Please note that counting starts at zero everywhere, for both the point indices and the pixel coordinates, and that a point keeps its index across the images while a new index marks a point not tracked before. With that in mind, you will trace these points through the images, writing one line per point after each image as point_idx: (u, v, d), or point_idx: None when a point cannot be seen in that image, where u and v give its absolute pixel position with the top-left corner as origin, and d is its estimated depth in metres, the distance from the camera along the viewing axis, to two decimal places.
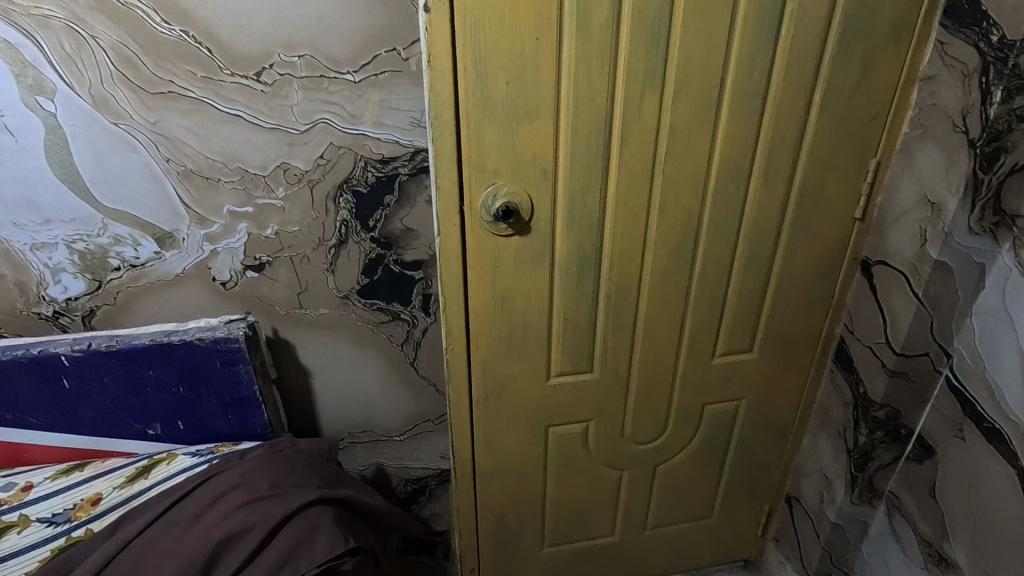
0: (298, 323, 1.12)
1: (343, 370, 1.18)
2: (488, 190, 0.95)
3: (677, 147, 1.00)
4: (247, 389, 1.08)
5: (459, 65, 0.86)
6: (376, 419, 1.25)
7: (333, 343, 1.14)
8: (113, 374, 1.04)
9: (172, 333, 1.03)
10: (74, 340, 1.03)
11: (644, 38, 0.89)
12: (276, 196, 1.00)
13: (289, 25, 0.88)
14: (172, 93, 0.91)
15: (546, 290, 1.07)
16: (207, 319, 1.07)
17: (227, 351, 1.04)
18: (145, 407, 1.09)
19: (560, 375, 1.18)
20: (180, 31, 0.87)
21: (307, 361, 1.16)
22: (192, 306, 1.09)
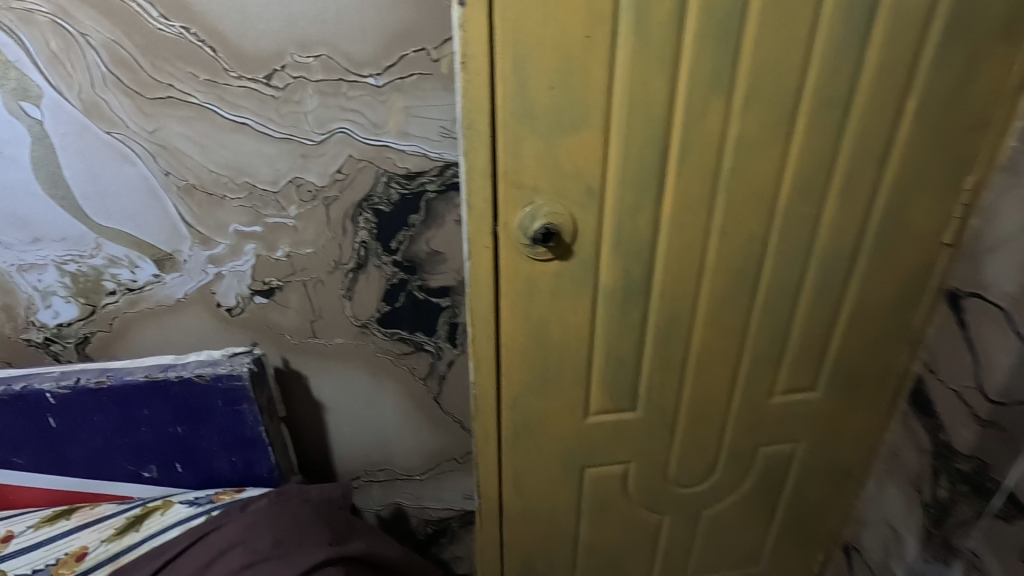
0: (312, 353, 1.02)
1: (361, 404, 1.08)
2: (525, 210, 0.84)
3: (743, 162, 0.87)
4: (252, 430, 0.99)
5: (496, 68, 0.74)
6: (395, 456, 1.15)
7: (349, 374, 1.04)
8: (103, 413, 0.96)
9: (169, 367, 0.94)
10: (61, 373, 0.95)
11: (712, 36, 0.77)
12: (288, 215, 0.90)
13: (304, 21, 0.78)
14: (172, 98, 0.82)
15: (587, 320, 0.95)
16: (210, 352, 0.98)
17: (229, 389, 0.95)
18: (141, 447, 1.01)
19: (599, 414, 1.06)
20: (180, 27, 0.78)
21: (321, 392, 1.06)
22: (194, 333, 1.00)
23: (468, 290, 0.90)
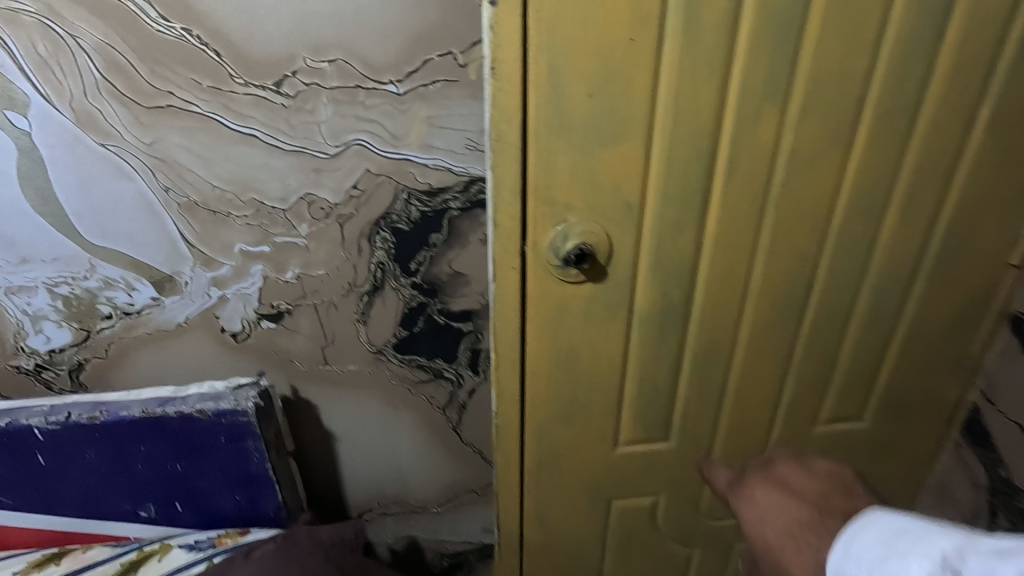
0: (323, 380, 0.96)
1: (374, 432, 1.01)
2: (557, 229, 0.77)
3: (796, 177, 0.79)
4: (258, 467, 0.93)
5: (529, 74, 0.67)
6: (410, 487, 1.08)
7: (363, 402, 0.98)
8: (96, 450, 0.90)
9: (168, 402, 0.89)
10: (51, 409, 0.89)
11: (769, 38, 0.69)
12: (299, 234, 0.84)
13: (318, 22, 0.71)
14: (172, 107, 0.76)
15: (619, 346, 0.88)
16: (213, 383, 0.91)
17: (233, 425, 0.89)
18: (138, 483, 0.94)
19: (629, 444, 0.99)
20: (180, 29, 0.71)
21: (332, 422, 1.00)
22: (197, 358, 0.94)
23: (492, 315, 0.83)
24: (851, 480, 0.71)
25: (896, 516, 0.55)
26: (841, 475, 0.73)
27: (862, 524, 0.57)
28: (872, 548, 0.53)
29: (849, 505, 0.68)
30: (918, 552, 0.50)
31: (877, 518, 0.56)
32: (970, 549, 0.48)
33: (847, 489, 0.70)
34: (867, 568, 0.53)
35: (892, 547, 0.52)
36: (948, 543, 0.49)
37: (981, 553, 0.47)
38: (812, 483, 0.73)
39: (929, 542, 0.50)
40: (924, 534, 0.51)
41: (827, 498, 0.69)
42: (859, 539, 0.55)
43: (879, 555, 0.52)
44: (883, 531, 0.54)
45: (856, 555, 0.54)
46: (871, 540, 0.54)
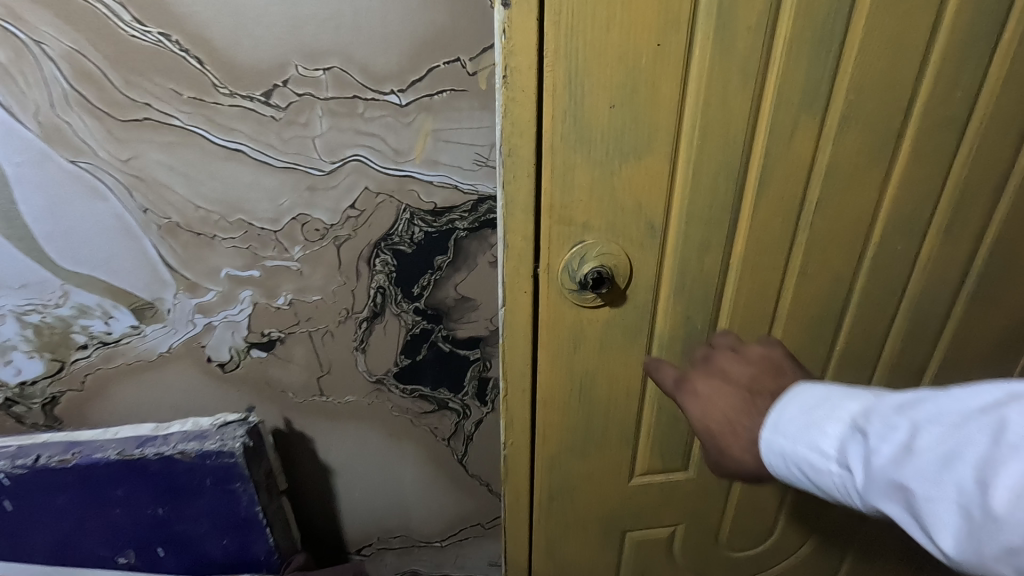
0: (319, 412, 0.89)
1: (374, 466, 0.95)
2: (573, 251, 0.70)
3: (834, 193, 0.73)
4: (246, 511, 0.87)
5: (545, 83, 0.61)
6: (412, 522, 1.02)
7: (362, 434, 0.92)
8: (68, 494, 0.84)
9: (146, 442, 0.83)
10: (18, 450, 0.83)
11: (809, 42, 0.62)
12: (291, 257, 0.77)
13: (311, 26, 0.64)
14: (150, 121, 0.68)
15: (638, 374, 0.82)
16: (198, 420, 0.86)
17: (218, 467, 0.82)
18: (116, 528, 0.88)
19: (645, 474, 0.93)
20: (157, 34, 0.64)
21: (329, 455, 0.93)
22: (180, 391, 0.87)
23: (502, 342, 0.76)
24: (781, 360, 0.68)
25: (825, 387, 0.58)
26: (776, 358, 0.68)
27: (788, 395, 0.60)
28: (796, 410, 0.57)
29: (776, 382, 0.65)
30: (835, 415, 0.54)
31: (805, 391, 0.59)
32: (881, 400, 0.52)
33: (771, 368, 0.67)
34: (792, 438, 0.56)
35: (816, 416, 0.56)
36: (859, 400, 0.54)
37: (893, 402, 0.50)
38: (753, 368, 0.68)
39: (843, 406, 0.55)
40: (844, 397, 0.55)
41: (762, 373, 0.67)
42: (780, 408, 0.59)
43: (805, 423, 0.56)
44: (814, 399, 0.57)
45: (781, 428, 0.58)
46: (797, 409, 0.57)
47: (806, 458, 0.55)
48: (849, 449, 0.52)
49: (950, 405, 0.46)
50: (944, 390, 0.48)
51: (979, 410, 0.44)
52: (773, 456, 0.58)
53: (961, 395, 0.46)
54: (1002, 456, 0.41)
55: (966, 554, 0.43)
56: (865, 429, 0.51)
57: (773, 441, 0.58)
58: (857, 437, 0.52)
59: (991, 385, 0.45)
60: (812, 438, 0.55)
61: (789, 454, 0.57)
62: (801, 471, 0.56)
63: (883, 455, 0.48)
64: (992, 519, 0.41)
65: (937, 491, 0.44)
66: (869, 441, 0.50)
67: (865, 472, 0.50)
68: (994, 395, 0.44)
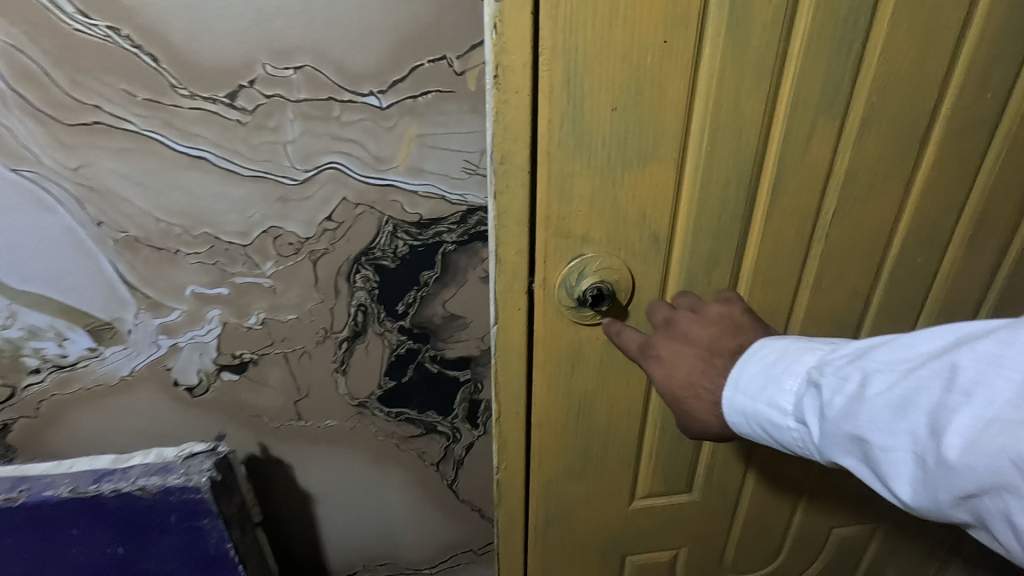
0: (298, 437, 0.84)
1: (359, 493, 0.90)
2: (570, 265, 0.65)
3: (852, 203, 0.67)
4: (216, 548, 0.80)
5: (540, 83, 0.55)
6: (401, 549, 0.97)
7: (345, 459, 0.86)
8: (19, 534, 0.76)
9: (104, 477, 0.75)
10: None
11: (830, 39, 0.57)
12: (263, 273, 0.71)
13: (281, 21, 0.59)
14: (101, 124, 0.62)
15: (639, 394, 0.76)
16: (162, 450, 0.79)
17: (184, 503, 0.76)
18: (71, 571, 0.81)
19: (647, 497, 0.87)
20: (105, 28, 0.58)
21: (309, 481, 0.88)
22: (146, 417, 0.80)
23: (494, 362, 0.71)
24: (740, 317, 0.62)
25: (779, 341, 0.57)
26: (736, 315, 0.62)
27: (748, 354, 0.58)
28: (754, 367, 0.57)
29: (736, 341, 0.60)
30: (792, 370, 0.55)
31: (762, 347, 0.58)
32: (832, 353, 0.53)
33: (731, 327, 0.61)
34: (754, 398, 0.56)
35: (774, 373, 0.55)
36: (812, 353, 0.55)
37: (845, 355, 0.52)
38: (715, 327, 0.62)
39: (798, 359, 0.55)
40: (799, 350, 0.56)
41: (723, 333, 0.61)
42: (739, 368, 0.58)
43: (764, 381, 0.56)
44: (769, 355, 0.57)
45: (743, 386, 0.57)
46: (752, 365, 0.57)
47: (766, 415, 0.55)
48: (806, 404, 0.53)
49: (899, 355, 0.48)
50: (890, 340, 0.50)
51: (925, 359, 0.47)
52: (732, 414, 0.58)
53: (908, 345, 0.49)
54: (952, 404, 0.44)
55: (919, 496, 0.47)
56: (820, 383, 0.52)
57: (733, 400, 0.58)
58: (814, 391, 0.53)
59: (932, 333, 0.48)
60: (770, 395, 0.55)
61: (749, 413, 0.57)
62: (760, 426, 0.56)
63: (842, 409, 0.50)
64: (944, 463, 0.44)
65: (894, 440, 0.47)
66: (827, 395, 0.51)
67: (824, 425, 0.51)
68: (936, 344, 0.47)
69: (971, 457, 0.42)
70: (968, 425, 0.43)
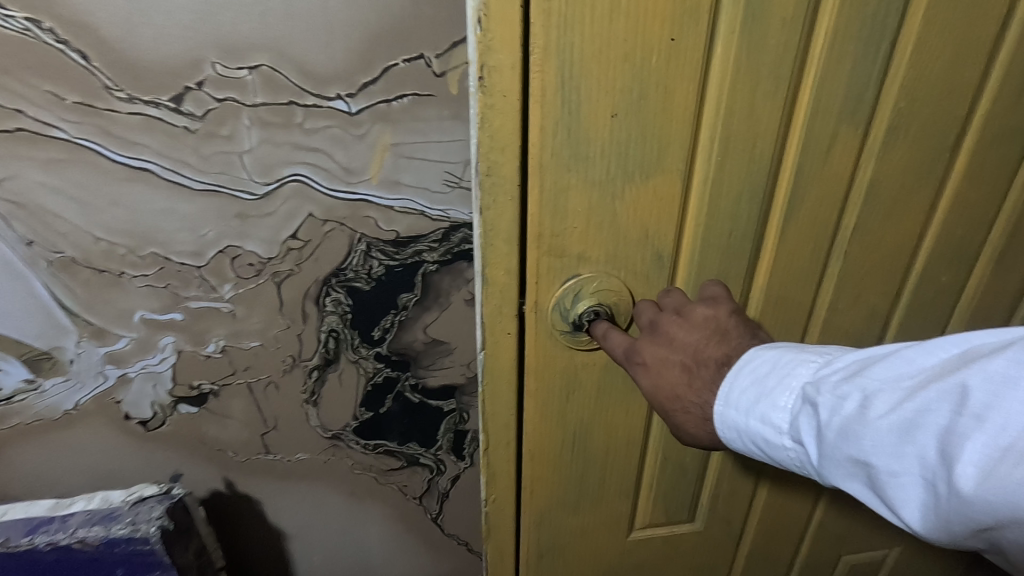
0: (268, 471, 0.78)
1: (336, 525, 0.84)
2: (565, 287, 0.59)
3: (875, 217, 0.61)
4: None
5: (531, 86, 0.49)
6: None
7: (320, 493, 0.80)
8: None
9: (40, 529, 0.71)
10: None
11: (857, 37, 0.51)
12: (222, 297, 0.65)
13: (233, 14, 0.52)
14: (27, 132, 0.56)
15: (640, 423, 0.70)
16: (108, 494, 0.75)
17: (132, 554, 0.71)
18: None
19: (646, 527, 0.81)
20: (25, 20, 0.51)
21: (280, 518, 0.82)
22: (96, 452, 0.74)
23: (481, 391, 0.65)
24: (728, 321, 0.53)
25: (770, 349, 0.50)
26: (723, 319, 0.53)
27: (736, 365, 0.50)
28: (743, 378, 0.49)
29: (723, 349, 0.51)
30: (787, 384, 0.47)
31: (751, 355, 0.50)
32: (829, 365, 0.46)
33: (716, 333, 0.52)
34: (745, 414, 0.48)
35: (766, 386, 0.48)
36: (808, 364, 0.47)
37: (844, 367, 0.45)
38: (700, 334, 0.53)
39: (792, 372, 0.47)
40: (792, 360, 0.48)
41: (708, 341, 0.52)
42: (729, 379, 0.50)
43: (755, 395, 0.48)
44: (760, 365, 0.49)
45: (733, 399, 0.49)
46: (742, 376, 0.49)
47: (758, 433, 0.48)
48: (803, 422, 0.46)
49: (904, 371, 0.41)
50: (893, 352, 0.43)
51: (933, 375, 0.40)
52: (722, 429, 0.51)
53: (914, 358, 0.42)
54: (965, 429, 0.37)
55: (930, 529, 0.40)
56: (817, 401, 0.45)
57: (722, 414, 0.50)
58: (811, 408, 0.45)
59: (939, 344, 0.41)
60: (762, 411, 0.47)
61: (739, 429, 0.49)
62: (753, 445, 0.49)
63: (844, 432, 0.42)
64: (958, 495, 0.37)
65: (903, 466, 0.40)
66: (825, 414, 0.44)
67: (825, 447, 0.44)
68: (946, 358, 0.40)
69: (987, 489, 0.35)
70: (984, 453, 0.36)
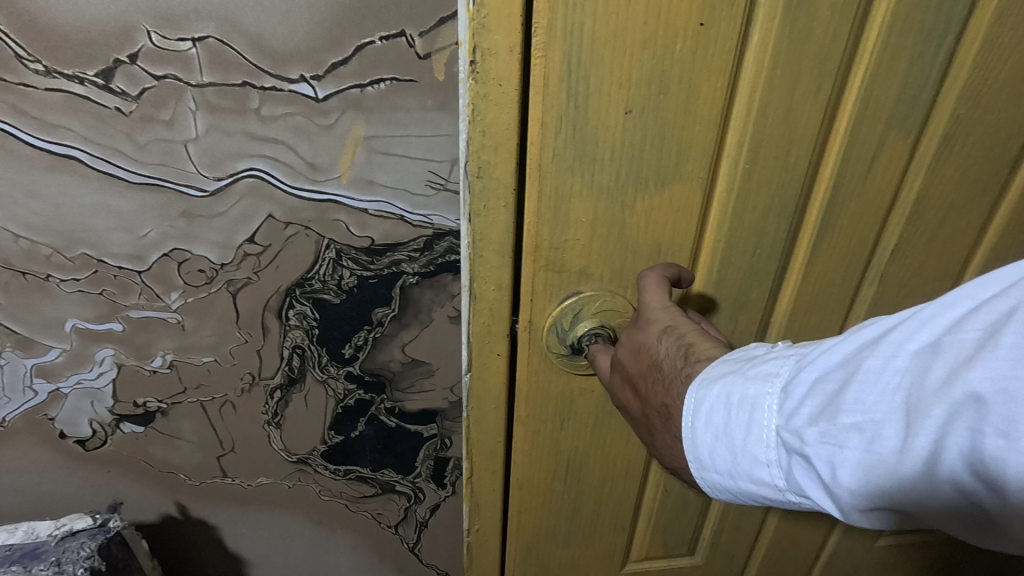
0: (225, 496, 0.73)
1: (306, 544, 0.78)
2: (559, 310, 0.52)
3: (917, 240, 0.54)
4: None
5: (532, 74, 0.41)
6: None
7: (282, 521, 0.76)
8: None
9: None
10: None
11: (917, 29, 0.43)
12: (168, 306, 0.59)
13: None
14: None
15: (638, 455, 0.63)
16: (33, 525, 0.71)
17: None
18: None
19: (642, 560, 0.74)
20: None
21: (239, 544, 0.78)
22: (31, 472, 0.69)
23: (464, 417, 0.58)
24: (660, 347, 0.44)
25: (714, 385, 0.40)
26: (656, 347, 0.45)
27: (688, 419, 0.41)
28: (704, 435, 0.40)
29: (660, 398, 0.44)
30: (756, 433, 0.38)
31: (697, 402, 0.40)
32: (791, 395, 0.36)
33: (652, 373, 0.44)
34: (728, 474, 0.40)
35: (736, 438, 0.39)
36: (766, 399, 0.37)
37: (810, 398, 0.35)
38: (639, 374, 0.46)
39: (756, 415, 0.38)
40: (746, 397, 0.38)
41: (647, 385, 0.45)
42: (688, 435, 0.41)
43: (730, 454, 0.39)
44: (714, 414, 0.39)
45: (709, 461, 0.41)
46: (702, 431, 0.40)
47: (755, 491, 0.40)
48: (795, 476, 0.37)
49: (884, 386, 0.32)
50: (855, 362, 0.33)
51: (923, 385, 0.30)
52: (714, 491, 0.43)
53: (886, 365, 0.32)
54: (998, 452, 0.27)
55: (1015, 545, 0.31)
56: (800, 452, 0.35)
57: (705, 477, 0.42)
58: (796, 459, 0.36)
59: (903, 334, 0.32)
60: (746, 470, 0.39)
61: (733, 491, 0.41)
62: (756, 500, 0.41)
63: (853, 486, 0.33)
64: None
65: (943, 501, 0.31)
66: (821, 468, 0.34)
67: (836, 500, 0.35)
68: (925, 353, 0.31)
69: None
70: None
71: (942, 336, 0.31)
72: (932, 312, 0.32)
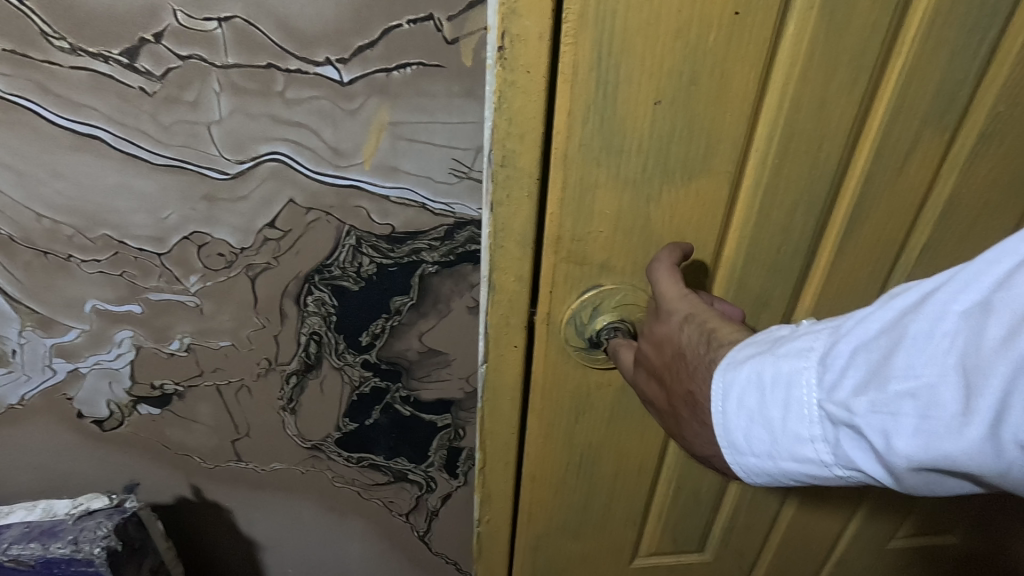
0: (238, 479, 0.74)
1: (318, 529, 0.79)
2: (580, 303, 0.51)
3: (947, 239, 0.53)
4: None
5: (561, 62, 0.40)
6: None
7: (295, 506, 0.76)
8: None
9: None
10: None
11: (961, 21, 0.42)
12: (187, 290, 0.59)
13: None
14: None
15: (653, 450, 0.63)
16: (51, 504, 0.72)
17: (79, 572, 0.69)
18: None
19: (652, 555, 0.74)
20: None
21: (252, 528, 0.79)
22: (48, 451, 0.70)
23: (481, 408, 0.58)
24: (683, 335, 0.44)
25: (742, 367, 0.40)
26: (678, 335, 0.44)
27: (720, 402, 0.41)
28: (738, 416, 0.40)
29: (684, 385, 0.44)
30: (795, 410, 0.38)
31: (725, 385, 0.40)
32: (829, 368, 0.36)
33: (675, 362, 0.44)
34: (767, 453, 0.40)
35: (775, 415, 0.38)
36: (803, 374, 0.37)
37: (852, 370, 0.35)
38: (662, 364, 0.45)
39: (794, 392, 0.37)
40: (782, 373, 0.38)
41: (670, 374, 0.45)
42: (720, 420, 0.41)
43: (769, 434, 0.39)
44: (748, 394, 0.39)
45: (744, 446, 0.41)
46: (735, 413, 0.40)
47: (798, 471, 0.39)
48: (842, 449, 0.36)
49: (933, 350, 0.31)
50: (900, 329, 0.33)
51: (978, 345, 0.30)
52: (750, 476, 0.42)
53: (933, 329, 0.32)
54: None
55: None
56: (846, 424, 0.35)
57: (742, 462, 0.41)
58: (844, 432, 0.36)
59: (946, 297, 0.32)
60: (787, 449, 0.39)
61: (772, 473, 0.41)
62: (798, 480, 0.40)
63: (910, 454, 0.32)
64: None
65: (1011, 465, 0.29)
66: (872, 439, 0.34)
67: (890, 471, 0.34)
68: (975, 312, 0.30)
69: None
70: None
71: (991, 294, 0.30)
72: (974, 272, 0.31)
